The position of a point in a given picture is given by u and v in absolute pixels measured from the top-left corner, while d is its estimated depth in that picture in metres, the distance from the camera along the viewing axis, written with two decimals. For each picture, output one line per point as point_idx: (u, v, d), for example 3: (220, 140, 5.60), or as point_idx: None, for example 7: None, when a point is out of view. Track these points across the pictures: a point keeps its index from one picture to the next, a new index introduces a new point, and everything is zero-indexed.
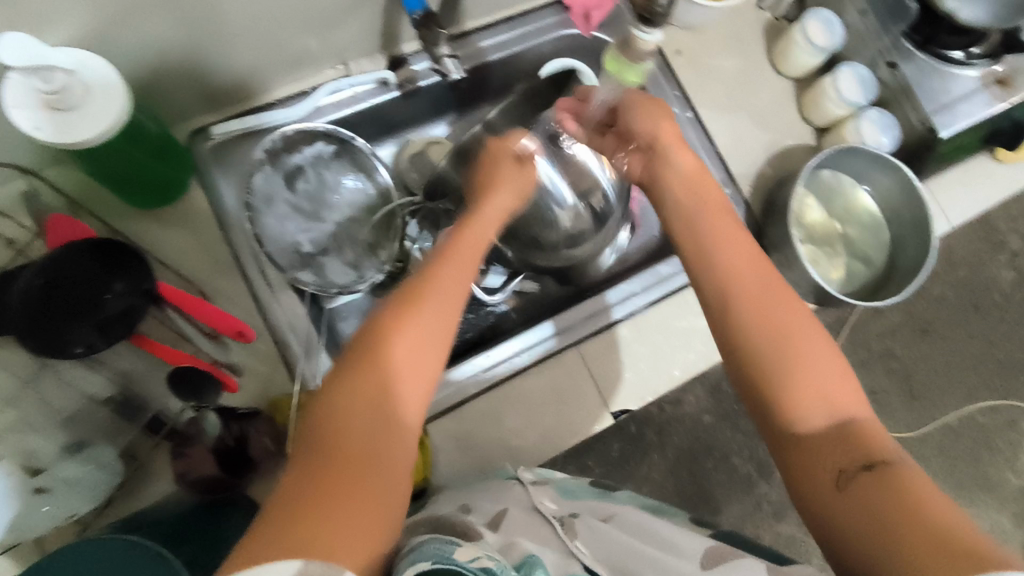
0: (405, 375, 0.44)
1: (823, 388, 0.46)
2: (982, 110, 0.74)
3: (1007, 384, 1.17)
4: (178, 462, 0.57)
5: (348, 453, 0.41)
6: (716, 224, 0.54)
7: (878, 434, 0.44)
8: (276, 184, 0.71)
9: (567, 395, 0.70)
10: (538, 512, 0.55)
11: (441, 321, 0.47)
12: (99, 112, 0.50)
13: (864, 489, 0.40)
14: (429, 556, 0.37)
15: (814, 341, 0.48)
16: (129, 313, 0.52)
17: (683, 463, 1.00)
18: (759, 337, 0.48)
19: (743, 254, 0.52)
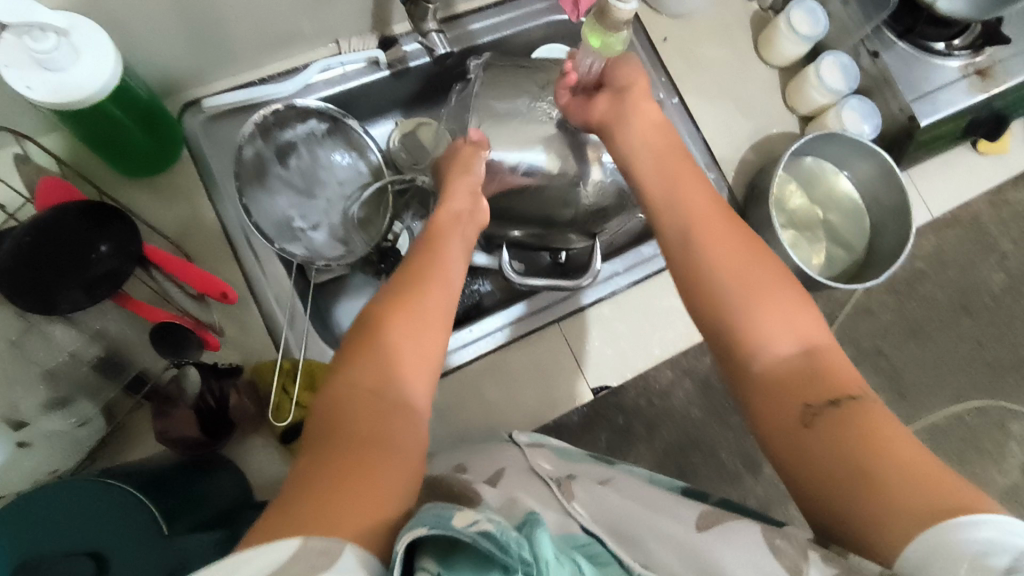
0: (401, 360, 0.50)
1: (786, 321, 0.49)
2: (961, 100, 0.75)
3: (995, 385, 1.18)
4: (157, 420, 0.58)
5: (358, 433, 0.44)
6: (681, 178, 0.58)
7: (840, 362, 0.48)
8: (268, 160, 0.72)
9: (549, 370, 0.72)
10: (535, 471, 0.56)
11: (434, 308, 0.54)
12: (92, 74, 0.52)
13: (828, 424, 0.43)
14: (426, 523, 0.35)
15: (775, 283, 0.51)
16: (116, 273, 0.53)
17: (672, 456, 1.02)
18: (723, 276, 0.52)
19: (704, 204, 0.57)
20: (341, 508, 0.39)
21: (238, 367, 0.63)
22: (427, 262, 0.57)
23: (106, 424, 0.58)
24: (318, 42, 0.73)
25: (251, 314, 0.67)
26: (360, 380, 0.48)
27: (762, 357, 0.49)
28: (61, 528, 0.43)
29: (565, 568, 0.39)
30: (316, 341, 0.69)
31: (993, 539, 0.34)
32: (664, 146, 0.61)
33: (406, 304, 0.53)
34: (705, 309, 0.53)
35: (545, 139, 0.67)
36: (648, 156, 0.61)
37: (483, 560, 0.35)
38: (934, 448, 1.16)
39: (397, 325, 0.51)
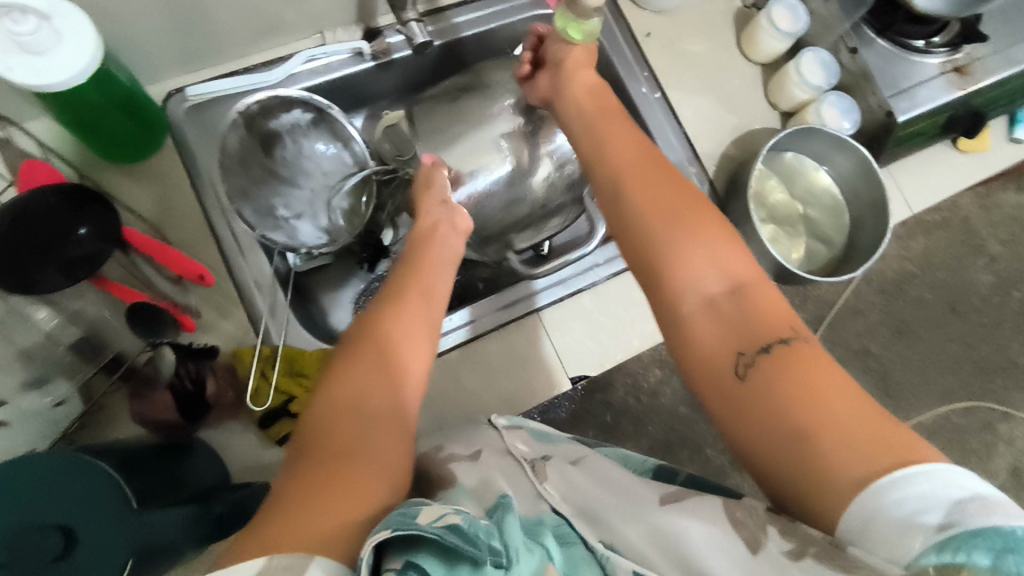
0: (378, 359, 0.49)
1: (714, 260, 0.49)
2: (938, 96, 0.76)
3: (982, 386, 1.18)
4: (136, 403, 0.59)
5: (339, 436, 0.44)
6: (611, 125, 0.59)
7: (768, 300, 0.48)
8: (252, 149, 0.73)
9: (527, 359, 0.72)
10: (510, 455, 0.55)
11: (416, 310, 0.54)
12: (74, 56, 0.53)
13: (762, 372, 0.44)
14: (389, 524, 0.34)
15: (700, 221, 0.51)
16: (95, 256, 0.54)
17: (658, 452, 1.03)
18: (650, 218, 0.52)
19: (638, 152, 0.56)
20: (317, 515, 0.38)
21: (214, 347, 0.63)
22: (410, 271, 0.58)
23: (84, 403, 0.59)
24: (303, 33, 0.74)
25: (232, 300, 0.67)
26: (336, 386, 0.47)
27: (688, 301, 0.49)
28: (51, 496, 0.43)
29: (534, 555, 0.41)
30: (298, 327, 0.70)
31: (927, 497, 0.35)
32: (606, 106, 0.61)
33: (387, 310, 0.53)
34: (637, 259, 0.52)
35: (502, 135, 0.70)
36: (598, 125, 0.59)
37: (450, 558, 0.35)
38: None
39: (377, 326, 0.51)
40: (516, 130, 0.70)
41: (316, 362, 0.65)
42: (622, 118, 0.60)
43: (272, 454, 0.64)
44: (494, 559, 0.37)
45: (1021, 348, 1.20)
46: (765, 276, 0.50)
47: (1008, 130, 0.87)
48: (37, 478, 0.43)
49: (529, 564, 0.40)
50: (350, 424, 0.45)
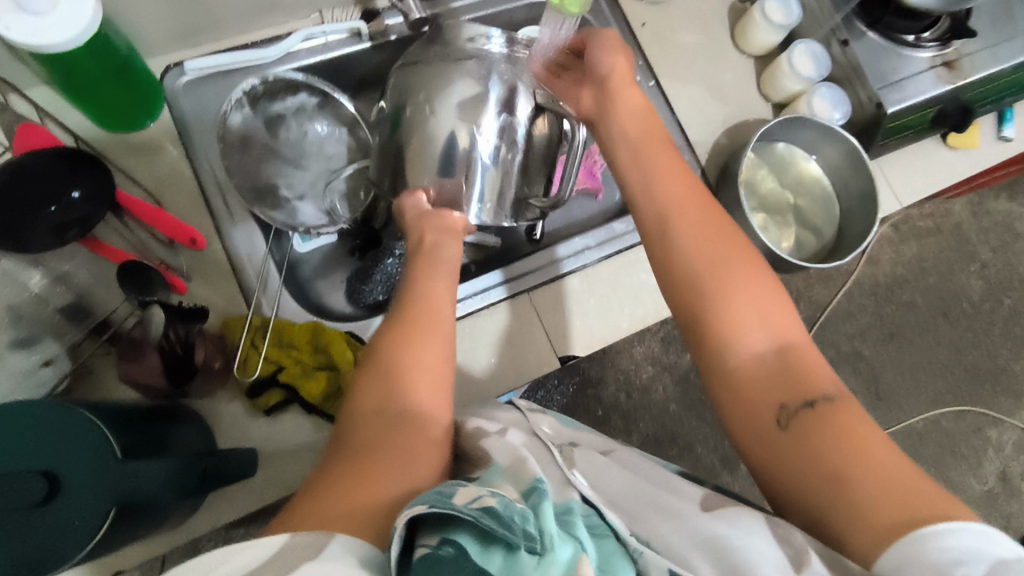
0: (400, 378, 0.50)
1: (760, 313, 0.49)
2: (927, 89, 0.77)
3: (971, 391, 1.19)
4: (127, 365, 0.58)
5: (365, 449, 0.45)
6: (652, 153, 0.59)
7: (813, 360, 0.48)
8: (256, 128, 0.74)
9: (517, 338, 0.73)
10: (536, 436, 0.54)
11: (425, 328, 0.53)
12: (72, 18, 0.53)
13: (804, 423, 0.44)
14: (426, 500, 0.35)
15: (745, 273, 0.51)
16: (87, 218, 0.54)
17: (649, 448, 1.02)
18: (695, 266, 0.52)
19: (685, 192, 0.56)
20: (345, 515, 0.39)
21: (204, 309, 0.62)
22: (423, 279, 0.57)
23: (73, 364, 0.59)
24: (302, 12, 0.75)
25: (222, 270, 0.68)
26: (365, 406, 0.48)
27: (734, 355, 0.48)
28: (53, 452, 0.43)
29: (568, 546, 0.38)
30: (289, 302, 0.69)
31: (970, 549, 0.34)
32: (657, 143, 0.60)
33: (404, 328, 0.52)
34: (680, 303, 0.52)
35: (461, 104, 0.62)
36: (641, 161, 0.59)
37: (486, 538, 0.35)
38: (910, 451, 1.16)
39: (388, 340, 0.52)
40: (477, 97, 0.62)
41: (306, 333, 0.66)
42: (670, 156, 0.59)
43: (259, 425, 0.64)
44: (529, 544, 0.36)
45: (1011, 355, 1.21)
46: (810, 339, 0.50)
47: (997, 129, 0.88)
48: (49, 440, 0.44)
49: (564, 556, 0.37)
50: (374, 439, 0.46)
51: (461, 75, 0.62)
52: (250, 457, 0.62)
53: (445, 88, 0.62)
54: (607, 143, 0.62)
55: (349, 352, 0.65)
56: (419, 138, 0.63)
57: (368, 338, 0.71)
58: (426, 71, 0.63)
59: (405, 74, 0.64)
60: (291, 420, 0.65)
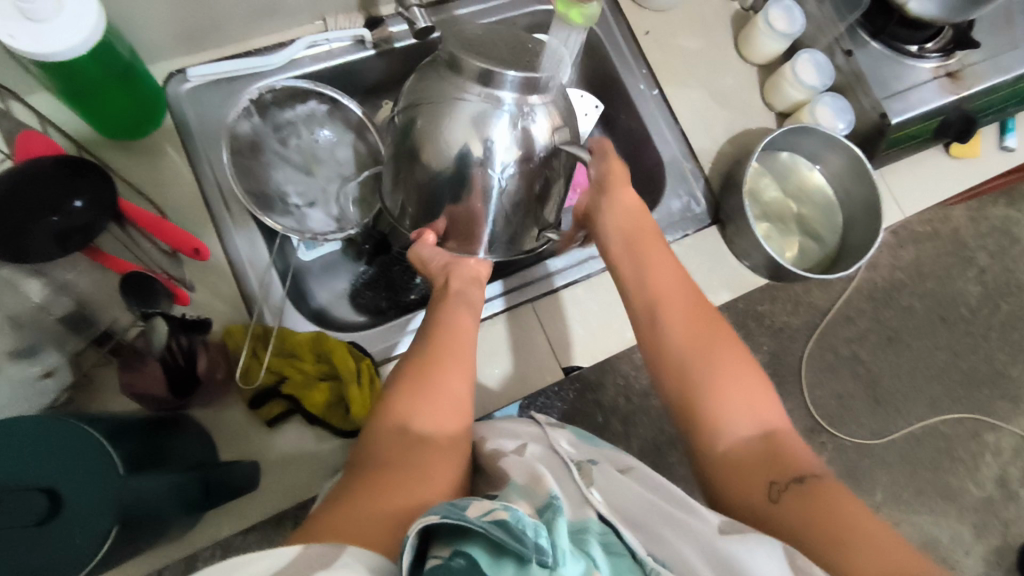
0: (420, 408, 0.52)
1: (745, 401, 0.53)
2: (932, 99, 0.77)
3: (970, 396, 1.19)
4: (127, 373, 0.58)
5: (384, 467, 0.47)
6: (642, 243, 0.64)
7: (797, 446, 0.51)
8: (266, 135, 0.74)
9: (521, 347, 0.72)
10: (556, 452, 0.55)
11: (445, 365, 0.56)
12: (74, 23, 0.53)
13: (794, 496, 0.46)
14: (439, 511, 0.34)
15: (730, 361, 0.55)
16: (89, 227, 0.54)
17: (648, 455, 1.01)
18: (684, 353, 0.56)
19: (678, 283, 0.61)
20: (369, 522, 0.40)
21: (208, 321, 0.62)
22: (447, 316, 0.61)
23: (73, 374, 0.58)
24: (305, 17, 0.74)
25: (224, 278, 0.67)
26: (384, 428, 0.50)
27: (725, 440, 0.51)
28: (57, 465, 0.43)
29: (578, 563, 0.39)
30: (294, 311, 0.69)
31: None
32: (652, 240, 0.64)
33: (424, 365, 0.55)
34: (671, 389, 0.55)
35: (476, 116, 0.57)
36: (638, 252, 0.63)
37: (496, 550, 0.35)
38: (909, 457, 1.15)
39: (407, 376, 0.54)
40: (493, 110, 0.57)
41: (308, 343, 0.65)
42: (664, 254, 0.63)
43: (260, 435, 0.64)
44: (540, 557, 0.36)
45: (1008, 360, 1.21)
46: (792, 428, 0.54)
47: (1000, 138, 0.89)
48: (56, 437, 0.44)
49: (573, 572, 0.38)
50: (397, 457, 0.47)
51: (472, 114, 0.57)
52: (253, 468, 0.61)
53: (459, 98, 0.57)
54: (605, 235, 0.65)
55: (351, 361, 0.64)
56: (433, 148, 0.59)
57: (371, 348, 0.69)
58: (442, 77, 0.58)
59: (422, 84, 0.60)
60: (292, 429, 0.64)
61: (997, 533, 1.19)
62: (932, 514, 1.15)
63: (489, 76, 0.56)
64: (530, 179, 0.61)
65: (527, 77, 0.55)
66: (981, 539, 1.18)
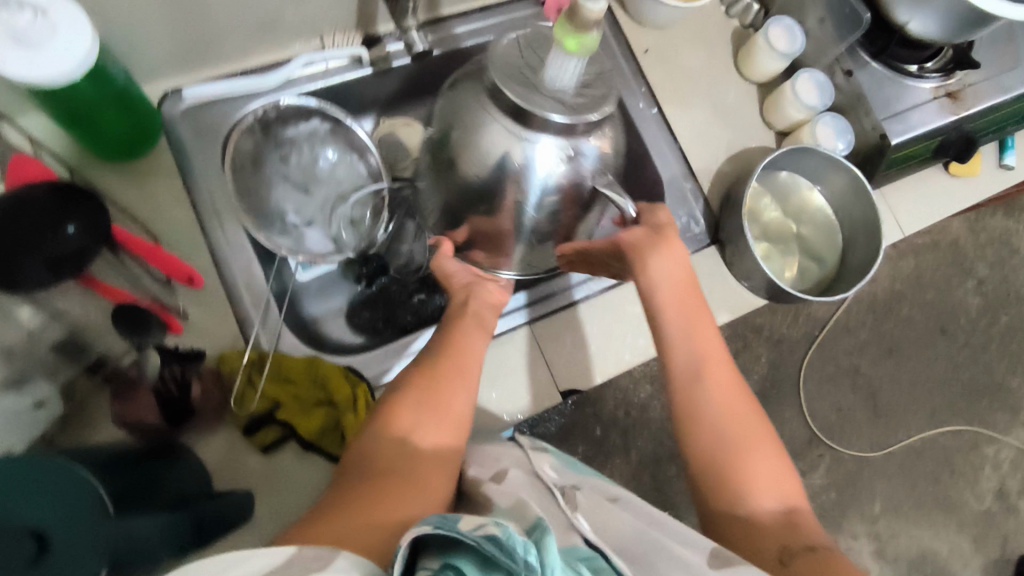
0: (425, 422, 0.52)
1: (770, 475, 0.52)
2: (933, 119, 0.76)
3: (970, 408, 1.17)
4: (117, 403, 0.59)
5: (383, 475, 0.47)
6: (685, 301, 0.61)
7: (814, 526, 0.50)
8: (268, 154, 0.74)
9: (518, 369, 0.75)
10: (540, 479, 0.55)
11: (453, 376, 0.55)
12: (68, 48, 0.52)
13: (804, 562, 0.45)
14: (430, 521, 0.34)
15: (761, 433, 0.54)
16: (83, 253, 0.52)
17: (646, 468, 0.99)
18: (718, 415, 0.54)
19: (715, 341, 0.59)
20: (364, 526, 0.41)
21: (202, 352, 0.64)
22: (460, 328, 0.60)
23: (65, 404, 0.57)
24: (302, 36, 0.73)
25: (220, 302, 0.66)
26: (387, 435, 0.50)
27: (746, 507, 0.50)
28: (60, 511, 0.46)
29: None
30: (290, 335, 0.68)
31: None
32: (694, 294, 0.60)
33: (429, 375, 0.55)
34: (698, 444, 0.54)
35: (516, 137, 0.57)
36: (678, 306, 0.59)
37: (488, 562, 0.34)
38: (909, 470, 1.13)
39: (417, 387, 0.53)
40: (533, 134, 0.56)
41: (302, 367, 0.65)
42: (705, 315, 0.60)
43: (255, 461, 0.63)
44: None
45: (1007, 370, 1.19)
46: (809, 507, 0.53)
47: (998, 156, 0.88)
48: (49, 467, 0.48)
49: None
50: (394, 465, 0.47)
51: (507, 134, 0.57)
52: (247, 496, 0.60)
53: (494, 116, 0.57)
54: (646, 284, 0.60)
55: (347, 387, 0.64)
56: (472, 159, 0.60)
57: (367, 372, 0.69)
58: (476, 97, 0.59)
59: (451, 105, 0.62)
60: (290, 455, 0.64)
61: (997, 546, 1.17)
62: (931, 527, 1.14)
63: (524, 116, 0.55)
64: (571, 197, 0.61)
65: (568, 125, 0.54)
66: (982, 550, 1.17)
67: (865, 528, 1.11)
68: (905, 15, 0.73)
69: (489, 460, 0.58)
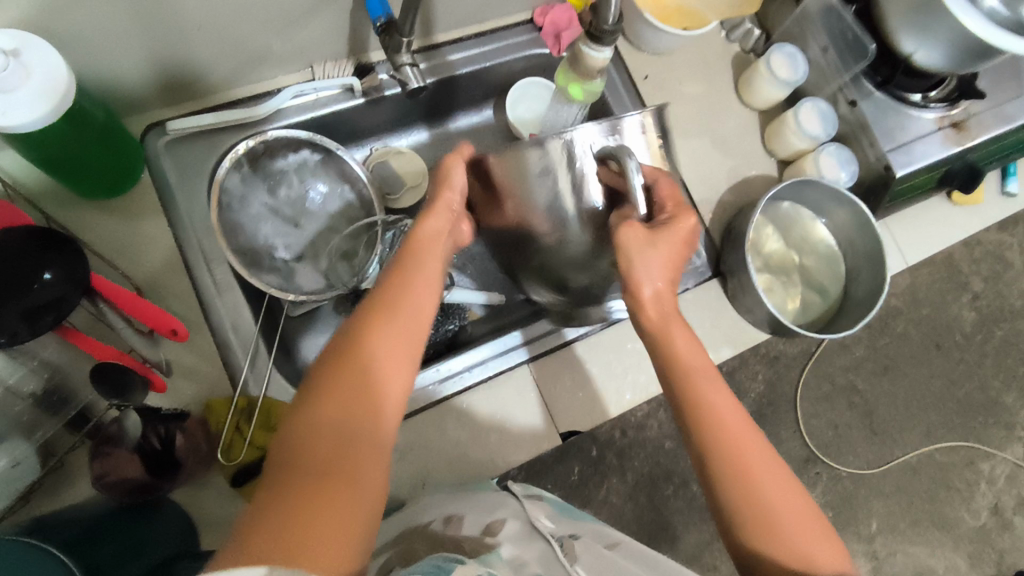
0: (375, 387, 0.46)
1: (784, 523, 0.49)
2: (937, 152, 0.75)
3: (967, 424, 1.07)
4: (97, 462, 0.56)
5: (327, 461, 0.42)
6: (682, 328, 0.56)
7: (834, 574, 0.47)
8: (256, 188, 0.71)
9: (514, 409, 0.73)
10: (535, 528, 0.54)
11: (403, 332, 0.49)
12: (41, 93, 0.49)
13: None
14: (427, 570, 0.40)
15: (770, 472, 0.51)
16: (61, 302, 0.49)
17: (643, 488, 0.89)
18: (719, 460, 0.51)
19: (728, 407, 0.53)
20: (317, 548, 0.38)
21: (185, 412, 0.61)
22: (415, 275, 0.53)
23: (43, 462, 0.56)
24: (292, 66, 0.71)
25: (208, 347, 0.64)
26: (328, 406, 0.44)
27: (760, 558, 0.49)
28: None
29: None
30: (279, 379, 0.65)
31: None
32: (688, 358, 0.55)
33: (382, 330, 0.48)
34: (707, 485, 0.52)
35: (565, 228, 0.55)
36: (676, 377, 0.55)
37: None
38: (903, 489, 1.04)
39: (373, 341, 0.47)
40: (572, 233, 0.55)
41: None
42: (695, 341, 0.56)
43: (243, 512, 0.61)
44: None
45: (1003, 386, 1.09)
46: (836, 545, 0.50)
47: (1002, 183, 0.87)
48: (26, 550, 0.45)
49: None
50: (338, 431, 0.43)
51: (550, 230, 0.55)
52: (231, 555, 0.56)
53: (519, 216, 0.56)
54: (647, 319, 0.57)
55: None
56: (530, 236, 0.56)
57: None
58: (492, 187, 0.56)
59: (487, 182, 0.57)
60: None
61: (992, 565, 1.06)
62: (927, 545, 1.04)
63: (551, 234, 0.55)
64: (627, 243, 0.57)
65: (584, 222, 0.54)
66: (976, 568, 1.06)
67: (862, 547, 1.02)
68: (911, 45, 0.71)
69: (482, 508, 0.57)
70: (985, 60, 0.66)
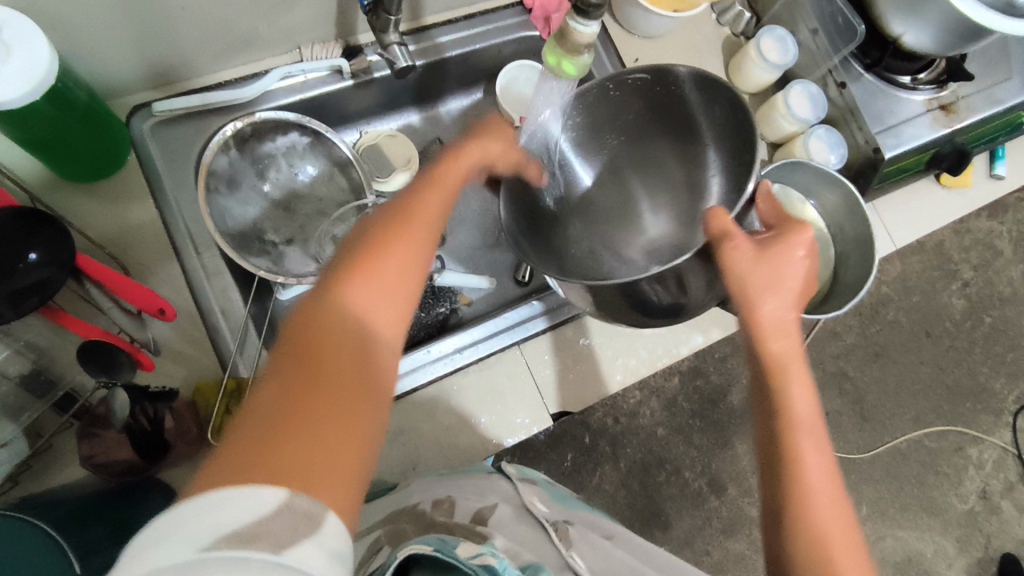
0: (380, 310, 0.42)
1: None
2: (925, 134, 0.75)
3: (955, 410, 1.08)
4: (84, 444, 0.54)
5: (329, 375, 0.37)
6: (793, 353, 0.50)
7: None
8: (245, 171, 0.71)
9: (505, 393, 0.73)
10: (529, 512, 0.54)
11: (414, 254, 0.44)
12: (25, 69, 0.49)
13: None
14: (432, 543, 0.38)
15: (846, 537, 0.46)
16: (46, 284, 0.49)
17: (635, 475, 0.89)
18: (796, 508, 0.46)
19: (822, 473, 0.47)
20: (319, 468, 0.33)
21: (173, 390, 0.60)
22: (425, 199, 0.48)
23: (30, 444, 0.55)
24: (279, 48, 0.70)
25: (197, 330, 0.64)
26: (326, 320, 0.39)
27: None
28: None
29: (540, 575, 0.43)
30: None
31: None
32: (797, 407, 0.49)
33: (388, 244, 0.43)
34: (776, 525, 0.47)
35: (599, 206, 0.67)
36: (782, 418, 0.49)
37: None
38: (892, 474, 1.05)
39: (381, 253, 0.43)
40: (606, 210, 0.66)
41: None
42: (802, 370, 0.50)
43: None
44: None
45: (992, 372, 1.09)
46: None
47: (989, 167, 0.88)
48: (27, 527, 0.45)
49: None
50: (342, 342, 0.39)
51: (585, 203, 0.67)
52: None
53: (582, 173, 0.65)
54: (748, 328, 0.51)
55: None
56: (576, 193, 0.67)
57: None
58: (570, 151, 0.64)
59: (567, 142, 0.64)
60: None
61: (981, 548, 1.07)
62: (915, 530, 1.05)
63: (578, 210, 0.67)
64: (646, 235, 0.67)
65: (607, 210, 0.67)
66: (965, 551, 1.07)
67: None
68: (900, 28, 0.71)
69: (472, 491, 0.57)
70: (975, 40, 0.66)
